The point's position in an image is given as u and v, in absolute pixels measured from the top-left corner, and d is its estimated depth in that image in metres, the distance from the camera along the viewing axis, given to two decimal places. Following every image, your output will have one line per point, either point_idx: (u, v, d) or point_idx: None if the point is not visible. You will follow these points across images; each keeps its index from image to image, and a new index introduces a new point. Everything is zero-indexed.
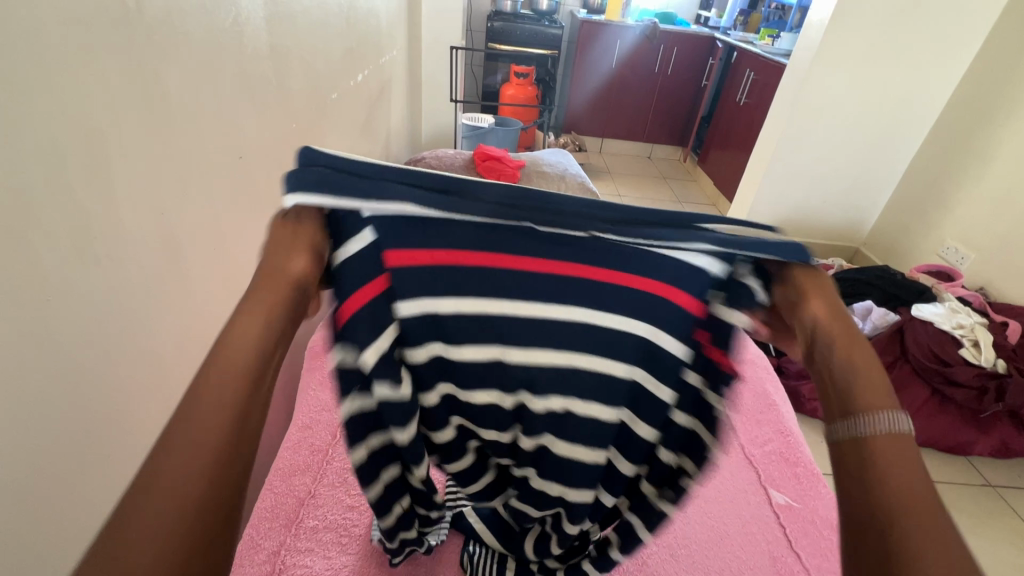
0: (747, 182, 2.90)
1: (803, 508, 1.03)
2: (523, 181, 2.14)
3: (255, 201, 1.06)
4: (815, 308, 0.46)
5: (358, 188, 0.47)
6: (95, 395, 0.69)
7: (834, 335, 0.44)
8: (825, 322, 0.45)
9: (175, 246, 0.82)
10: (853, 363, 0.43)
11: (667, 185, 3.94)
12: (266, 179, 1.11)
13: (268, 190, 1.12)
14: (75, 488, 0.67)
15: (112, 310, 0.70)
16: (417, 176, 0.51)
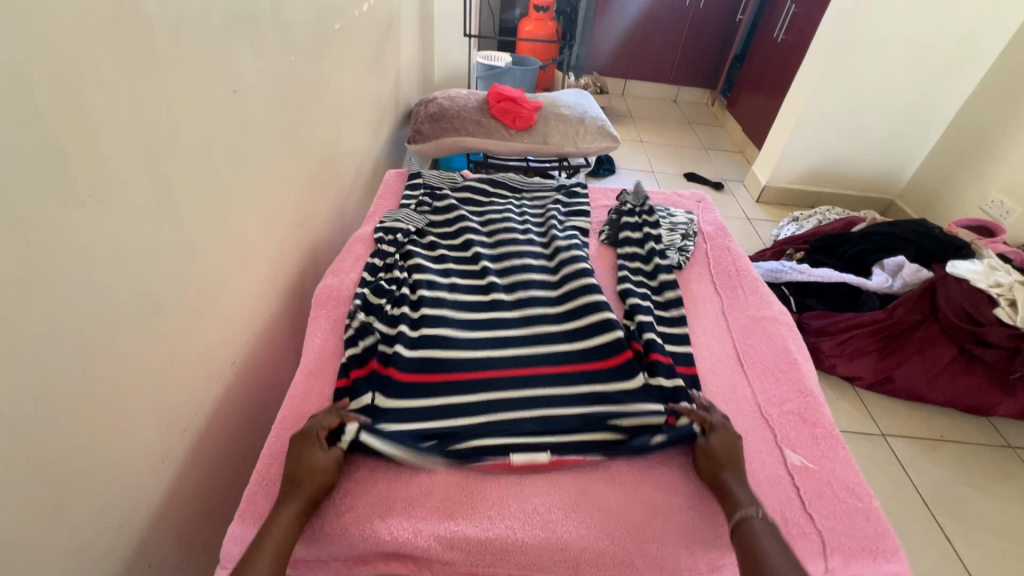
0: (780, 127, 2.76)
1: (816, 469, 0.85)
2: (540, 124, 2.02)
3: (254, 140, 1.01)
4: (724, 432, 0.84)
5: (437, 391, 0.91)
6: (93, 341, 0.67)
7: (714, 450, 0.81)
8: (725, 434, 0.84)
9: (169, 188, 0.78)
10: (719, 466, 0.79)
11: (692, 131, 3.73)
12: (265, 117, 1.04)
13: (268, 128, 1.06)
14: (83, 438, 0.67)
15: (105, 254, 0.67)
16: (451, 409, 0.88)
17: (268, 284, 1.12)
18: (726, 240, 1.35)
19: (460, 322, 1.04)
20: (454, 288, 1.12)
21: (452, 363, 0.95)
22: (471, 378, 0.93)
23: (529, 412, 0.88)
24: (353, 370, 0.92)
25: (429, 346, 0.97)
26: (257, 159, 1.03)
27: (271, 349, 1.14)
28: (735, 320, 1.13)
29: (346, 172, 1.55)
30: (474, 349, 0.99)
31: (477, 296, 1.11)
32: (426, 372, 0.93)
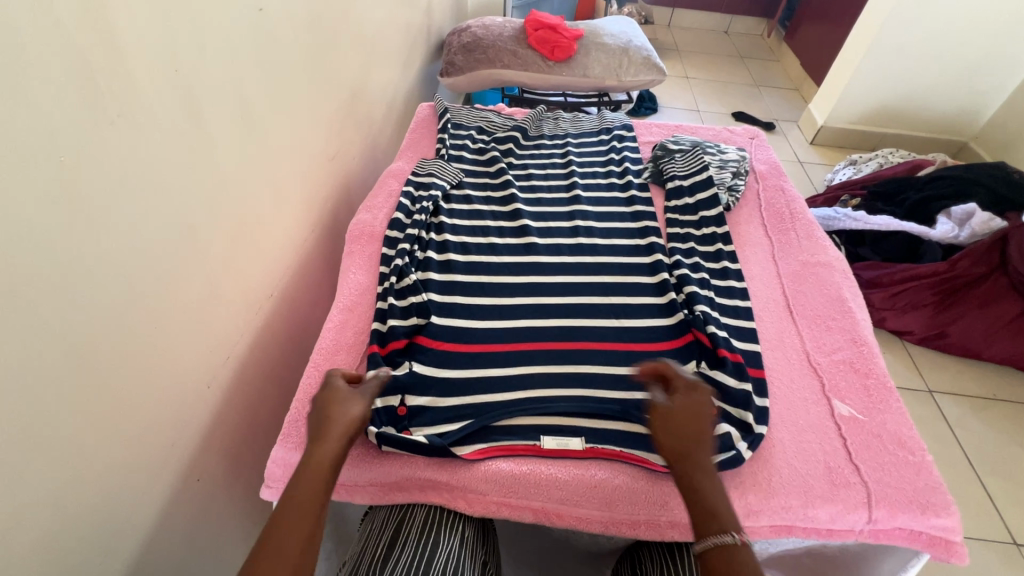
0: (845, 59, 2.51)
1: (866, 420, 0.81)
2: (580, 55, 1.88)
3: (282, 65, 0.97)
4: (697, 394, 0.70)
5: (467, 364, 0.86)
6: (132, 264, 0.67)
7: (677, 415, 0.67)
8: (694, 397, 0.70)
9: (200, 114, 0.76)
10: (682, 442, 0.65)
11: (744, 66, 3.45)
12: (294, 41, 1.00)
13: (297, 52, 1.01)
14: (127, 358, 0.69)
15: (138, 177, 0.66)
16: (487, 382, 0.84)
17: (302, 220, 1.11)
18: (779, 179, 1.26)
19: (494, 290, 0.98)
20: (487, 246, 1.07)
21: (486, 333, 0.91)
22: (504, 350, 0.88)
23: (565, 388, 0.83)
24: (392, 341, 0.87)
25: (458, 316, 0.93)
26: (287, 86, 0.99)
27: (307, 284, 1.16)
28: (786, 264, 1.07)
29: (377, 105, 1.49)
30: (508, 319, 0.93)
31: (516, 257, 1.05)
32: (457, 345, 0.89)
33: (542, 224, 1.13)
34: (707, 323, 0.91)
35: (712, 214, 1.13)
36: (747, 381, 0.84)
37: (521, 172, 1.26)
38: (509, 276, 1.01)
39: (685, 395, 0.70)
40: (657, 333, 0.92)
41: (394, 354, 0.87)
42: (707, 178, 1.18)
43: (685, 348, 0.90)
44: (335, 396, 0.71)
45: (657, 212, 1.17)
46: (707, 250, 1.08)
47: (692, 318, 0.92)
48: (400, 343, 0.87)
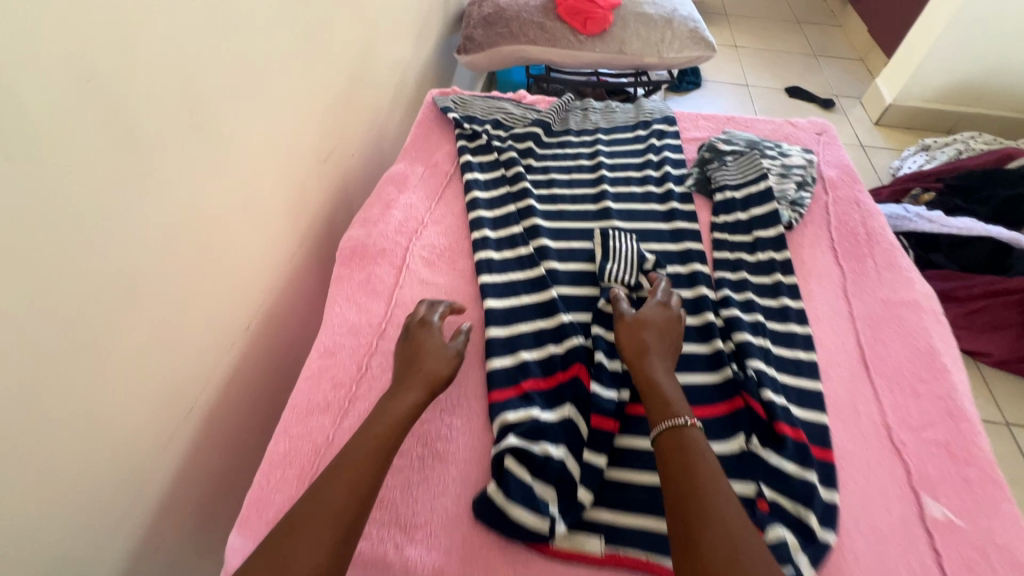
0: (922, 27, 2.18)
1: (969, 528, 0.63)
2: (616, 27, 1.64)
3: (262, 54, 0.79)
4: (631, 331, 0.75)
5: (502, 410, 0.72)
6: (65, 333, 0.53)
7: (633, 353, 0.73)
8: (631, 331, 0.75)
9: (147, 133, 0.59)
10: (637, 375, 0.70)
11: (801, 33, 3.08)
12: (277, 23, 0.82)
13: (281, 37, 0.84)
14: (57, 450, 0.55)
15: (54, 224, 0.50)
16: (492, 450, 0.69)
17: (291, 233, 0.97)
18: (854, 190, 1.05)
19: (501, 323, 0.82)
20: (496, 268, 0.90)
21: (487, 381, 0.76)
22: (507, 402, 0.73)
23: (581, 469, 0.67)
24: (499, 382, 0.75)
25: (460, 362, 0.79)
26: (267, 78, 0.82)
27: (299, 304, 1.02)
28: (861, 303, 0.87)
29: (381, 91, 1.31)
30: (512, 355, 0.78)
31: (529, 284, 0.88)
32: (455, 400, 0.74)
33: (562, 244, 0.95)
34: (761, 388, 0.73)
35: (770, 236, 0.94)
36: (813, 470, 0.66)
37: (541, 176, 1.07)
38: (522, 308, 0.84)
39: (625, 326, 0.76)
40: (695, 394, 0.75)
41: (507, 378, 0.75)
42: (764, 191, 0.97)
43: (731, 417, 0.73)
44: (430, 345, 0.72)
45: (701, 231, 0.98)
46: (762, 281, 0.90)
47: (738, 382, 0.75)
48: (513, 380, 0.75)
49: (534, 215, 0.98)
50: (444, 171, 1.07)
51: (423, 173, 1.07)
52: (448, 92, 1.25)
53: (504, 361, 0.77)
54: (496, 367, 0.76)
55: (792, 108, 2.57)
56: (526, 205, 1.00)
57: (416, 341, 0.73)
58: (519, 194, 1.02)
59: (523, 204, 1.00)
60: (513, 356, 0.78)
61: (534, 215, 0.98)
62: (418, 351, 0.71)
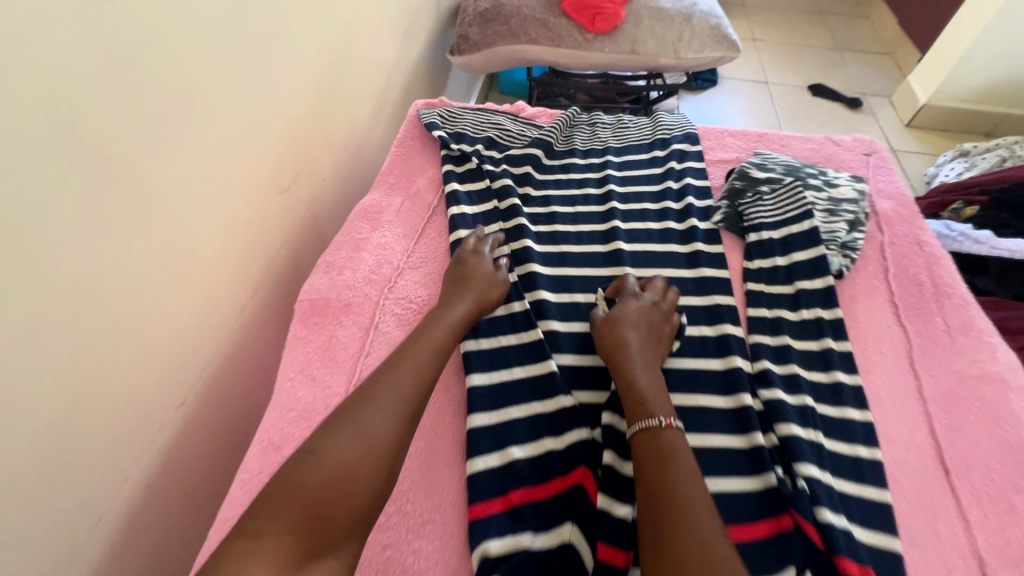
0: (963, 20, 1.97)
1: None
2: (629, 25, 1.46)
3: (197, 72, 0.64)
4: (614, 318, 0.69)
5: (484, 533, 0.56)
6: None
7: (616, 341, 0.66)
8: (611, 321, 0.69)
9: None
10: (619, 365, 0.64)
11: (823, 25, 2.85)
12: (216, 30, 0.66)
13: (223, 47, 0.68)
14: None
15: None
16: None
17: (247, 281, 0.81)
18: (914, 230, 0.87)
19: (487, 405, 0.67)
20: (482, 331, 0.74)
21: (468, 489, 0.60)
22: (491, 520, 0.57)
23: None
24: (482, 491, 0.59)
25: (436, 459, 0.63)
26: (203, 100, 0.66)
27: (262, 362, 0.87)
28: (932, 379, 0.70)
29: (363, 102, 1.14)
30: (500, 452, 0.63)
31: (521, 353, 0.72)
32: (426, 514, 0.59)
33: (564, 298, 0.79)
34: (816, 508, 0.57)
35: (816, 287, 0.78)
36: None
37: (539, 208, 0.91)
38: (514, 386, 0.69)
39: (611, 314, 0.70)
40: (730, 509, 0.59)
41: (492, 486, 0.60)
42: (809, 231, 0.81)
43: (778, 546, 0.57)
44: (476, 274, 0.74)
45: (732, 279, 0.82)
46: (808, 347, 0.73)
47: (786, 497, 0.59)
48: (500, 488, 0.60)
49: (531, 260, 0.82)
50: (426, 202, 0.92)
51: (401, 206, 0.91)
52: (435, 103, 1.09)
53: (489, 461, 0.62)
54: (480, 469, 0.61)
55: (817, 106, 2.36)
56: (522, 247, 0.84)
57: (464, 269, 0.75)
58: (513, 232, 0.86)
59: (518, 245, 0.84)
60: (501, 455, 0.63)
61: (531, 260, 0.82)
62: (466, 278, 0.73)
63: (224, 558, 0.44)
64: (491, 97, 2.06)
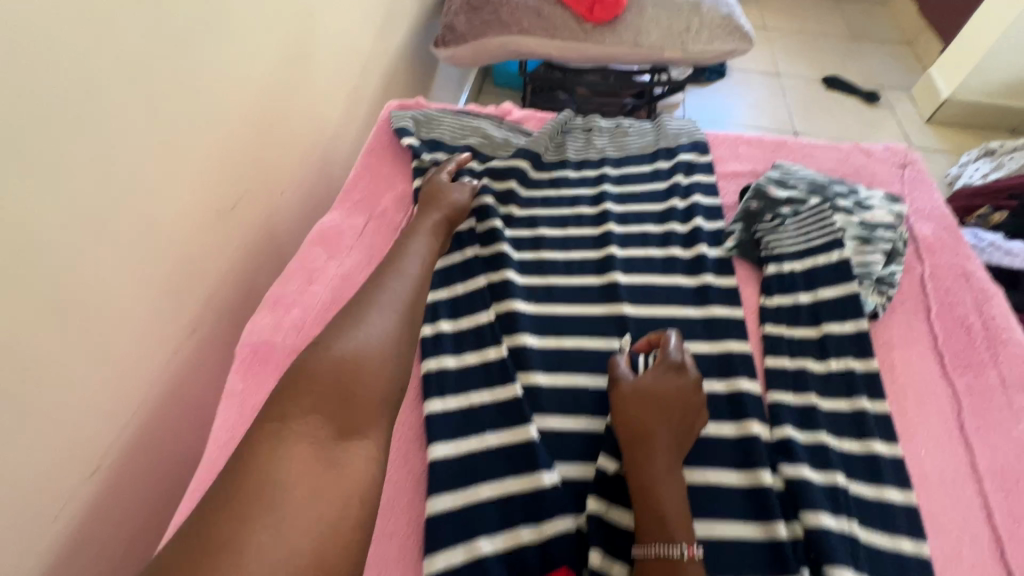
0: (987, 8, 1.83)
1: None
2: (631, 14, 1.32)
3: (72, 70, 0.51)
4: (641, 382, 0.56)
5: None
6: None
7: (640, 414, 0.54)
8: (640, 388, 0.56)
9: None
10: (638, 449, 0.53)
11: (839, 14, 2.68)
12: (105, 18, 0.53)
13: (118, 39, 0.55)
14: None
15: None
16: None
17: (181, 321, 0.69)
18: (959, 259, 0.75)
19: (451, 483, 0.56)
20: (450, 386, 0.62)
21: None
22: None
23: None
24: None
25: (393, 551, 0.52)
26: (82, 111, 0.52)
27: (206, 411, 0.75)
28: (987, 451, 0.59)
29: (334, 103, 0.99)
30: (466, 546, 0.52)
31: (495, 415, 0.60)
32: None
33: (551, 343, 0.67)
34: None
35: (844, 331, 0.66)
36: None
37: (524, 231, 0.79)
38: (484, 457, 0.57)
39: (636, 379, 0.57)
40: None
41: None
42: (839, 265, 0.69)
43: None
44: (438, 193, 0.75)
45: (747, 319, 0.70)
46: (837, 407, 0.62)
47: None
48: None
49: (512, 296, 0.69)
50: (393, 223, 0.80)
51: (364, 228, 0.79)
52: (410, 105, 0.96)
53: (453, 557, 0.51)
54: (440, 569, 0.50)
55: (831, 98, 2.18)
56: (502, 279, 0.71)
57: (429, 190, 0.75)
58: (493, 261, 0.73)
59: (497, 277, 0.72)
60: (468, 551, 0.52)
61: (512, 297, 0.69)
62: (433, 199, 0.74)
63: (249, 451, 0.43)
64: (486, 88, 1.94)
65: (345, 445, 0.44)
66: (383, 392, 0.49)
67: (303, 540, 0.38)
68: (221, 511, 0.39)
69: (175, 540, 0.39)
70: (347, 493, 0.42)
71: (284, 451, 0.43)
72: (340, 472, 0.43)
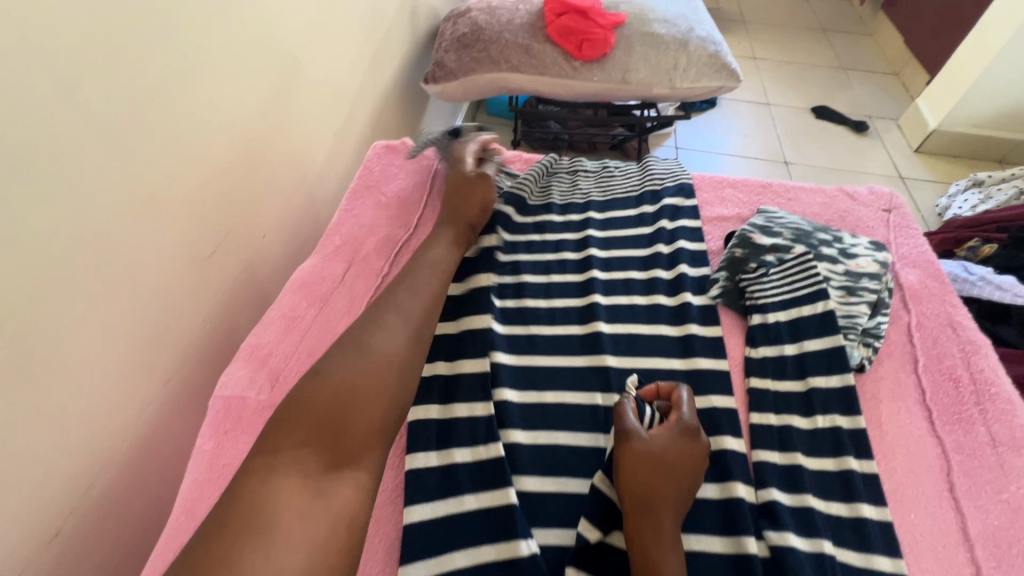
0: (972, 44, 1.87)
1: None
2: (620, 51, 1.34)
3: (34, 125, 0.50)
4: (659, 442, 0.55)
5: None
6: None
7: (653, 477, 0.53)
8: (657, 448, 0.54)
9: None
10: (648, 514, 0.52)
11: (827, 44, 2.72)
12: (68, 73, 0.53)
13: (86, 93, 0.55)
14: None
15: None
16: None
17: (154, 368, 0.67)
18: (946, 308, 0.74)
19: (426, 552, 0.53)
20: (428, 445, 0.61)
21: None
22: None
23: None
24: None
25: None
26: (45, 159, 0.52)
27: (181, 462, 0.73)
28: (978, 514, 0.57)
29: (321, 140, 0.99)
30: None
31: (473, 476, 0.58)
32: None
33: (532, 397, 0.66)
34: None
35: (830, 385, 0.65)
36: None
37: (507, 279, 0.78)
38: (465, 524, 0.55)
39: (654, 437, 0.55)
40: None
41: None
42: (824, 317, 0.68)
43: None
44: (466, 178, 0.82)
45: (731, 372, 0.69)
46: (822, 465, 0.60)
47: None
48: None
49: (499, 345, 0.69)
50: (375, 269, 0.79)
51: (346, 274, 0.78)
52: (396, 146, 0.97)
53: None
54: None
55: (821, 127, 2.21)
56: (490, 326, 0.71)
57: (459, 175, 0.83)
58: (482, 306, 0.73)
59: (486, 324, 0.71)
60: None
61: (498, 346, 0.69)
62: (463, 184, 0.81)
63: (250, 476, 0.50)
64: (480, 117, 1.96)
65: (333, 476, 0.51)
66: (372, 422, 0.56)
67: (290, 557, 0.44)
68: (216, 532, 0.45)
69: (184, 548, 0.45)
70: (333, 516, 0.49)
71: (278, 481, 0.49)
72: (327, 500, 0.50)
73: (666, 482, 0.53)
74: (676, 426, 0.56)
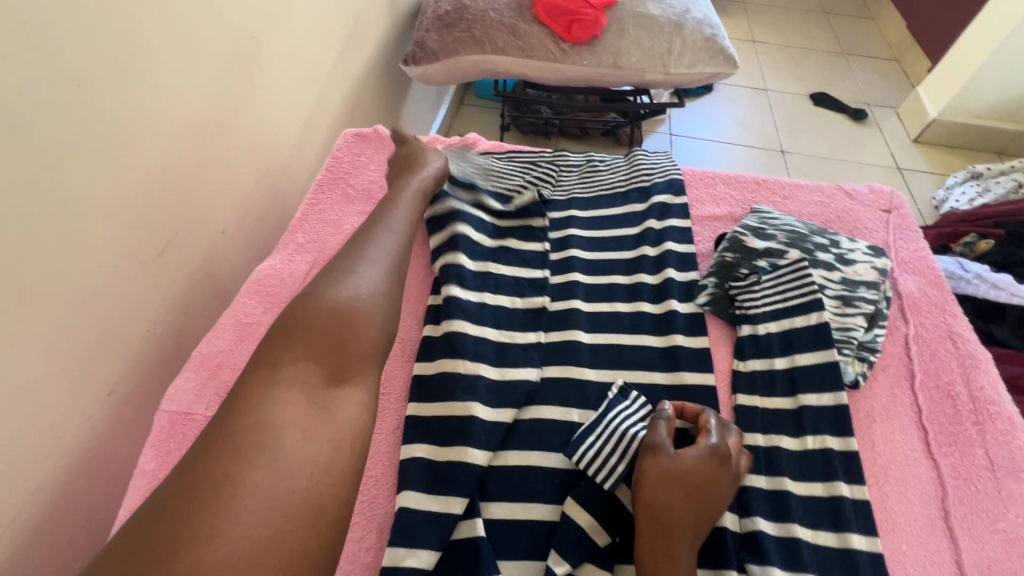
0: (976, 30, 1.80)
1: None
2: (611, 34, 1.27)
3: None
4: (687, 463, 0.51)
5: None
6: None
7: (672, 498, 0.49)
8: (684, 470, 0.51)
9: None
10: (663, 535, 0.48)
11: (829, 28, 2.64)
12: None
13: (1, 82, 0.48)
14: None
15: None
16: None
17: (96, 378, 0.62)
18: (946, 319, 0.70)
19: None
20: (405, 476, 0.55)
21: None
22: None
23: None
24: None
25: None
26: None
27: (129, 475, 0.68)
28: (973, 545, 0.54)
29: (288, 126, 0.92)
30: None
31: (427, 480, 0.55)
32: None
33: (504, 418, 0.60)
34: None
35: (821, 403, 0.60)
36: None
37: (469, 262, 0.73)
38: (447, 558, 0.51)
39: (680, 458, 0.51)
40: None
41: None
42: (818, 330, 0.64)
43: None
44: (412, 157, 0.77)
45: (718, 386, 0.64)
46: (812, 490, 0.56)
47: None
48: None
49: (537, 327, 0.68)
50: None
51: (309, 275, 0.73)
52: (368, 135, 0.91)
53: None
54: None
55: (819, 115, 2.14)
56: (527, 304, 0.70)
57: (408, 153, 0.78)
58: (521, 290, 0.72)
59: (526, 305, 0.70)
60: None
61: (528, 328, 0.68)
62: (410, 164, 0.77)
63: (251, 395, 0.45)
64: (467, 99, 1.89)
65: (338, 392, 0.47)
66: (374, 339, 0.53)
67: (294, 478, 0.41)
68: (215, 452, 0.41)
69: (184, 466, 0.41)
70: (338, 436, 0.45)
71: (281, 395, 0.45)
72: (327, 434, 0.44)
73: (686, 506, 0.49)
74: (712, 449, 0.52)
